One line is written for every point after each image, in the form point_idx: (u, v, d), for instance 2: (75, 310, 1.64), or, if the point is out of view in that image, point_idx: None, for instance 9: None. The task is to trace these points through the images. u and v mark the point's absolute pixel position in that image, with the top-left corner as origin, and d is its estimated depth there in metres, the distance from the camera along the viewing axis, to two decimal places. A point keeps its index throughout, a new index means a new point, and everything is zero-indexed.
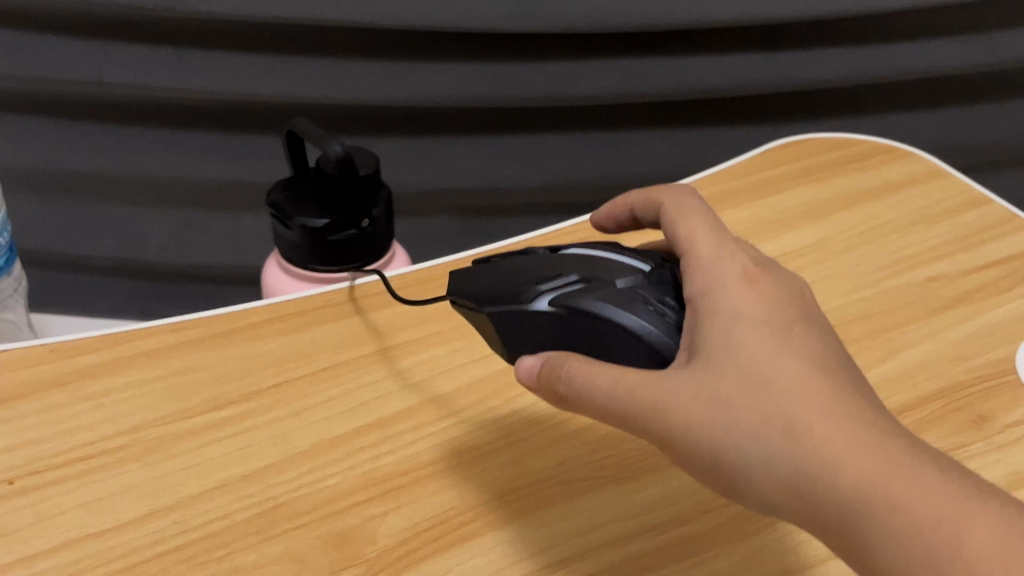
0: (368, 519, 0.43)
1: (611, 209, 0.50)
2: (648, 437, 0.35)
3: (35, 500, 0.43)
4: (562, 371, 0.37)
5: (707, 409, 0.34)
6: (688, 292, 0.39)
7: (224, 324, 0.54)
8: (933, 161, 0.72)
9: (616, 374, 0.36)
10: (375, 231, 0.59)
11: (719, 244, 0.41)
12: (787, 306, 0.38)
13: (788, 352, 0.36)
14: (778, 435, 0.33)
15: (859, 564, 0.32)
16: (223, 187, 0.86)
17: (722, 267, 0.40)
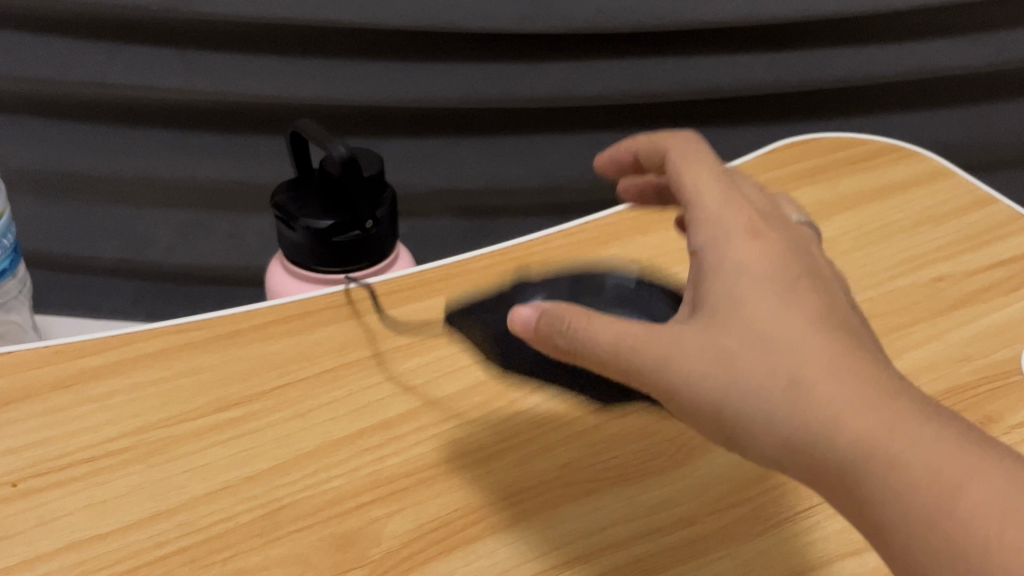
0: (372, 521, 0.42)
1: (614, 152, 0.51)
2: (654, 392, 0.36)
3: (39, 502, 0.43)
4: (564, 324, 0.37)
5: (714, 367, 0.35)
6: (693, 244, 0.39)
7: (228, 325, 0.54)
8: (938, 159, 0.72)
9: (622, 329, 0.37)
10: (378, 232, 0.59)
11: (724, 196, 0.41)
12: (793, 259, 0.38)
13: (794, 304, 0.36)
14: (781, 392, 0.33)
15: (860, 519, 0.33)
16: (227, 188, 0.86)
17: (726, 218, 0.40)
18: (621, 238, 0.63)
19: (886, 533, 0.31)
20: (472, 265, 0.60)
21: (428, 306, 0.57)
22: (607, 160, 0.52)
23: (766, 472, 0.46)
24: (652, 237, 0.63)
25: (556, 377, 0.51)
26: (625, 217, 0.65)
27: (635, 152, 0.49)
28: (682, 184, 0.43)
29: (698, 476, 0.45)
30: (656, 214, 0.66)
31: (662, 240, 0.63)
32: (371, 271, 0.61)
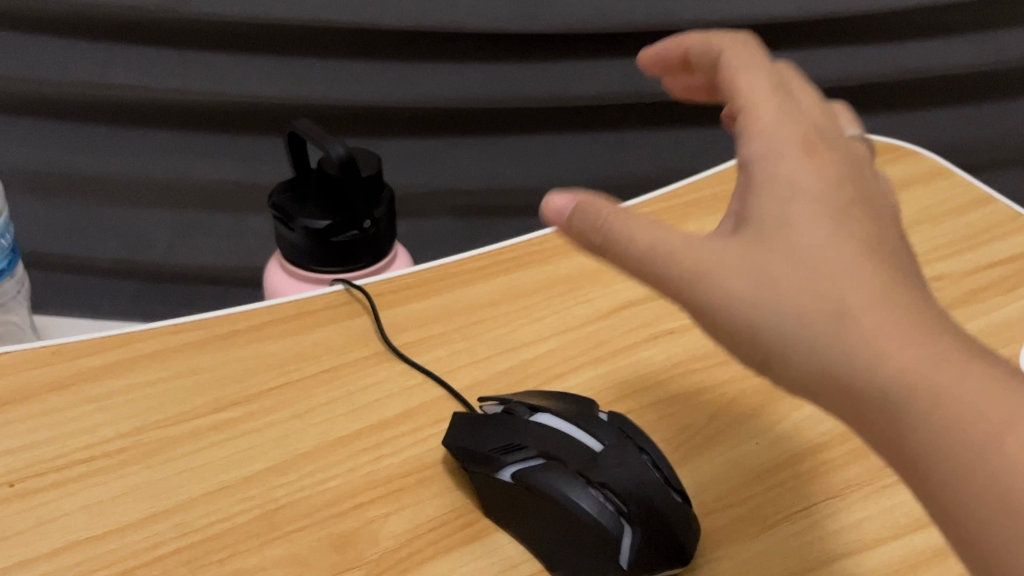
0: (369, 521, 0.42)
1: (665, 44, 0.49)
2: (683, 305, 0.34)
3: (37, 503, 0.43)
4: (598, 221, 0.35)
5: (752, 285, 0.32)
6: (744, 156, 0.37)
7: (226, 325, 0.54)
8: (937, 159, 0.72)
9: (658, 235, 0.34)
10: (378, 232, 0.59)
11: (780, 111, 0.38)
12: (846, 183, 0.36)
13: (844, 229, 0.34)
14: (822, 319, 0.31)
15: (894, 455, 0.31)
16: (226, 189, 0.86)
17: (781, 134, 0.37)
18: None
19: (921, 471, 0.30)
20: (471, 264, 0.60)
21: (425, 307, 0.56)
22: (655, 52, 0.49)
23: (765, 472, 0.46)
24: None
25: (555, 376, 0.51)
26: None
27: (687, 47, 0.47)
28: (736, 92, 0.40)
29: (696, 476, 0.45)
30: (655, 213, 0.65)
31: None
32: (369, 270, 0.61)
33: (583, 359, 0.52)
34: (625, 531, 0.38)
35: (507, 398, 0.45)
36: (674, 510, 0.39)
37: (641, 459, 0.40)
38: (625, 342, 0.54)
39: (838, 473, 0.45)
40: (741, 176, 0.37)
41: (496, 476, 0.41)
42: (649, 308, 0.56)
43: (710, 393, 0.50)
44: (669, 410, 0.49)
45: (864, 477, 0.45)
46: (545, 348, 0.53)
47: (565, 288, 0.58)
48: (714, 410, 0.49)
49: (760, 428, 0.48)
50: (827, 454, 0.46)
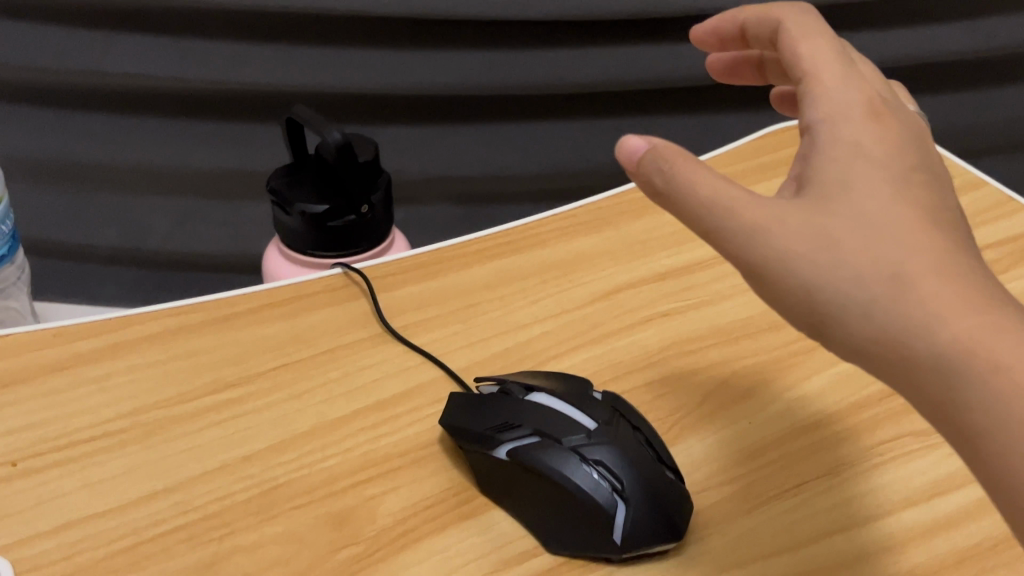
0: (367, 499, 0.43)
1: (715, 22, 0.48)
2: (735, 262, 0.33)
3: (38, 482, 0.43)
4: (666, 165, 0.34)
5: (814, 245, 0.31)
6: (808, 122, 0.36)
7: (225, 308, 0.55)
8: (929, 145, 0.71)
9: (722, 186, 0.33)
10: (375, 216, 0.60)
11: (846, 77, 0.37)
12: (907, 152, 0.35)
13: (904, 197, 0.33)
14: (885, 282, 0.31)
15: (945, 421, 0.31)
16: (223, 176, 0.87)
17: (846, 99, 0.36)
18: (616, 220, 0.64)
19: (974, 435, 0.30)
20: (468, 248, 0.60)
21: (421, 290, 0.57)
22: (705, 32, 0.49)
23: (758, 450, 0.46)
24: (646, 220, 0.63)
25: (550, 358, 0.52)
26: (619, 201, 0.66)
27: (740, 21, 0.45)
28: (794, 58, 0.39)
29: (688, 455, 0.46)
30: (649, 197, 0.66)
31: (656, 222, 0.63)
32: (366, 255, 0.61)
33: (577, 341, 0.53)
34: (619, 507, 0.39)
35: (502, 379, 0.46)
36: (667, 487, 0.40)
37: (634, 438, 0.41)
38: (620, 324, 0.54)
39: (829, 452, 0.46)
40: (802, 141, 0.36)
41: (492, 454, 0.41)
42: (643, 291, 0.57)
43: (703, 373, 0.51)
44: (663, 390, 0.49)
45: (855, 456, 0.46)
46: (540, 330, 0.54)
47: (561, 272, 0.59)
48: (707, 390, 0.50)
49: (753, 408, 0.49)
50: (818, 434, 0.47)
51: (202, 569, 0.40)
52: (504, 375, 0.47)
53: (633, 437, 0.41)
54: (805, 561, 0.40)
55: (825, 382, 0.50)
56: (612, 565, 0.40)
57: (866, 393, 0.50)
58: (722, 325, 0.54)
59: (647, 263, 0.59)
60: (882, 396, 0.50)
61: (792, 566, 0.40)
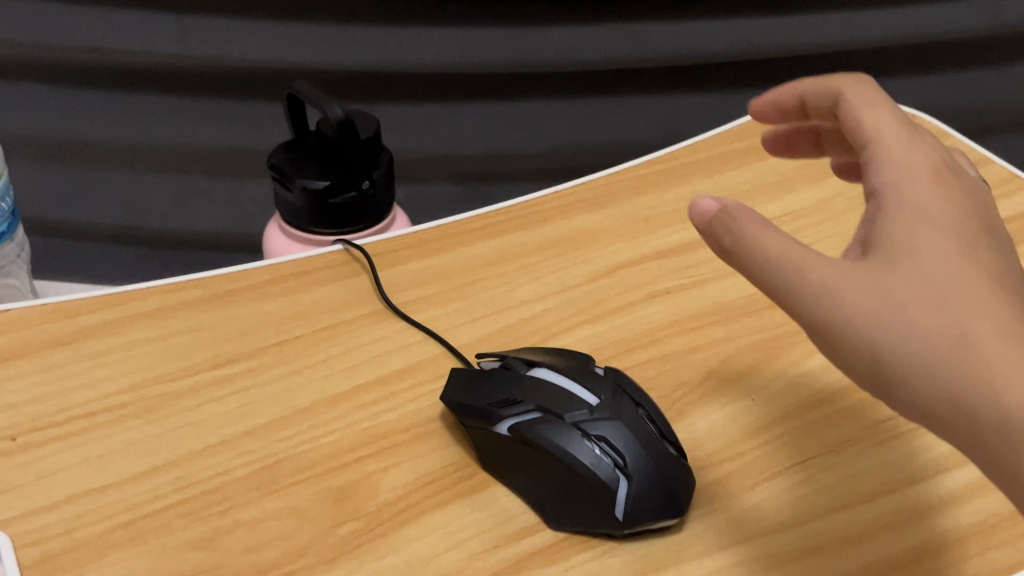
0: (367, 475, 0.43)
1: (776, 98, 0.46)
2: (800, 320, 0.33)
3: (38, 456, 0.43)
4: (732, 225, 0.34)
5: (878, 305, 0.31)
6: (872, 185, 0.36)
7: (225, 284, 0.54)
8: (934, 124, 0.70)
9: (789, 245, 0.33)
10: (376, 193, 0.59)
11: (907, 141, 0.37)
12: (972, 214, 0.35)
13: (969, 258, 0.33)
14: (947, 343, 0.31)
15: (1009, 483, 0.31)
16: (224, 154, 0.87)
17: (908, 164, 0.36)
18: (620, 197, 0.63)
19: None
20: (471, 225, 0.60)
21: (423, 267, 0.56)
22: (767, 108, 0.47)
23: (761, 426, 0.46)
24: (648, 197, 0.63)
25: (552, 335, 0.51)
26: (621, 178, 0.65)
27: (803, 93, 0.44)
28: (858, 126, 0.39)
29: (691, 431, 0.45)
30: (653, 174, 0.65)
31: (659, 200, 0.63)
32: (368, 232, 0.61)
33: (579, 319, 0.52)
34: (621, 483, 0.38)
35: (504, 355, 0.45)
36: (671, 463, 0.40)
37: (637, 413, 0.40)
38: (622, 301, 0.54)
39: (832, 429, 0.46)
40: (867, 203, 0.36)
41: (493, 429, 0.41)
42: (646, 268, 0.57)
43: (706, 349, 0.50)
44: (666, 366, 0.49)
45: (858, 433, 0.46)
46: (541, 307, 0.53)
47: (563, 249, 0.58)
48: (710, 366, 0.49)
49: (757, 384, 0.48)
50: (821, 412, 0.47)
51: (203, 543, 0.39)
52: (506, 351, 0.47)
53: (636, 413, 0.40)
54: (808, 538, 0.40)
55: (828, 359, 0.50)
56: (614, 542, 0.40)
57: None
58: (725, 301, 0.54)
59: (650, 240, 0.59)
60: None
61: (795, 543, 0.40)
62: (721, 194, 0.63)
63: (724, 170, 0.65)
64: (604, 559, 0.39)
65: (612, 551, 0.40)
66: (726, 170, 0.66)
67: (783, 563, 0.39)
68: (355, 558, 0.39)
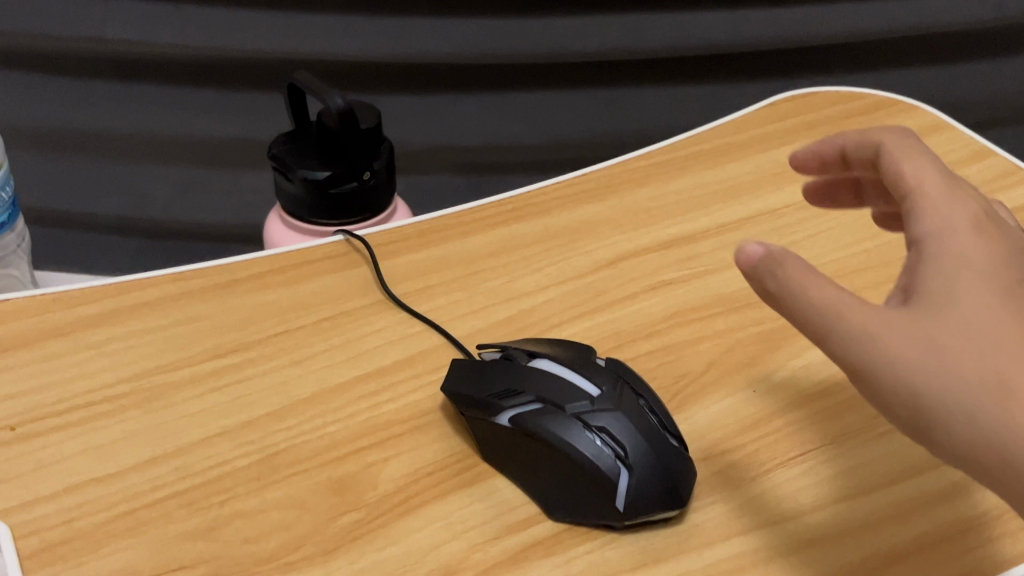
0: (368, 466, 0.43)
1: (815, 149, 0.45)
2: (843, 367, 0.33)
3: (38, 446, 0.43)
4: (777, 269, 0.34)
5: (919, 355, 0.31)
6: (914, 232, 0.35)
7: (225, 275, 0.54)
8: (936, 115, 0.70)
9: (833, 291, 0.33)
10: (377, 184, 0.59)
11: (949, 188, 0.36)
12: (1017, 262, 0.34)
13: (1013, 308, 0.32)
14: (988, 395, 0.30)
15: None
16: (226, 144, 0.87)
17: (952, 211, 0.35)
18: (621, 188, 0.63)
19: None
20: (472, 215, 0.60)
21: (423, 258, 0.56)
22: (805, 160, 0.46)
23: (763, 418, 0.46)
24: (650, 188, 0.63)
25: (553, 326, 0.51)
26: (623, 169, 0.65)
27: (843, 145, 0.43)
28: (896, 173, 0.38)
29: (692, 423, 0.45)
30: (654, 165, 0.65)
31: (660, 191, 0.62)
32: (370, 223, 0.61)
33: (580, 310, 0.52)
34: (622, 474, 0.38)
35: (504, 346, 0.45)
36: (672, 454, 0.39)
37: (638, 405, 0.40)
38: (623, 292, 0.54)
39: (834, 421, 0.46)
40: (909, 250, 0.35)
41: (494, 420, 0.41)
42: (647, 260, 0.56)
43: (708, 341, 0.50)
44: (667, 358, 0.49)
45: (860, 425, 0.45)
46: (542, 298, 0.53)
47: (564, 240, 0.58)
48: (712, 357, 0.49)
49: (758, 376, 0.48)
50: (823, 403, 0.47)
51: (203, 533, 0.39)
52: (507, 342, 0.46)
53: (636, 404, 0.40)
54: (809, 529, 0.40)
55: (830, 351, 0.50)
56: (614, 532, 0.40)
57: None
58: (727, 293, 0.54)
59: (651, 232, 0.59)
60: None
61: (795, 534, 0.40)
62: (722, 185, 0.63)
63: (726, 162, 0.65)
64: (604, 550, 0.39)
65: (612, 543, 0.40)
66: (728, 161, 0.65)
67: (785, 554, 0.39)
68: (355, 548, 0.39)
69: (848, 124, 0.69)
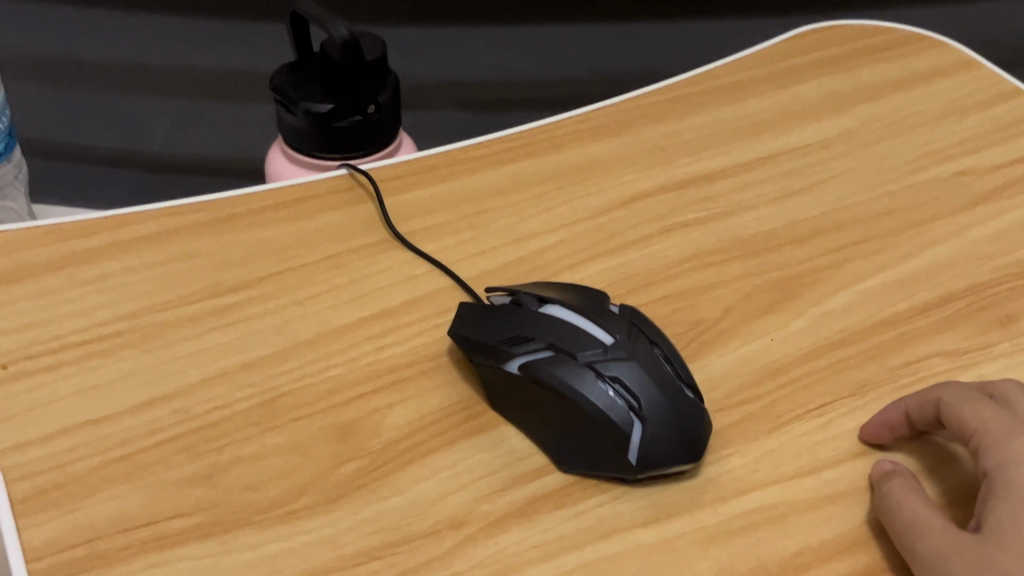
0: (373, 411, 0.41)
1: (882, 424, 0.40)
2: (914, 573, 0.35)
3: (30, 385, 0.41)
4: (886, 483, 0.37)
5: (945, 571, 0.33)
6: (985, 467, 0.36)
7: (225, 209, 0.52)
8: (963, 51, 0.67)
9: (912, 506, 0.35)
10: (382, 117, 0.57)
11: (1015, 426, 0.37)
12: None
13: None
14: None
15: None
16: (226, 76, 0.86)
17: (1016, 444, 0.36)
18: (636, 124, 0.61)
19: None
20: (481, 150, 0.58)
21: (430, 195, 0.54)
22: (878, 431, 0.40)
23: (782, 366, 0.44)
24: (666, 125, 0.61)
25: (564, 269, 0.49)
26: (639, 103, 0.63)
27: (906, 408, 0.40)
28: (954, 409, 0.38)
29: (707, 372, 0.44)
30: (670, 101, 0.63)
31: (676, 128, 0.60)
32: (376, 158, 0.59)
33: (592, 252, 0.51)
34: (635, 426, 0.37)
35: (514, 290, 0.44)
36: (688, 406, 0.38)
37: (653, 354, 0.39)
38: (638, 234, 0.52)
39: (855, 371, 0.44)
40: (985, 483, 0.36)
41: (503, 367, 0.39)
42: (662, 200, 0.54)
43: (725, 286, 0.48)
44: (682, 304, 0.47)
45: (882, 375, 0.44)
46: (553, 240, 0.51)
47: (576, 178, 0.56)
48: (728, 304, 0.47)
49: (777, 323, 0.46)
50: (843, 353, 0.45)
51: (201, 480, 0.38)
52: (516, 285, 0.45)
53: (650, 354, 0.39)
54: (826, 485, 0.39)
55: (852, 297, 0.48)
56: (627, 485, 0.39)
57: (896, 308, 0.47)
58: (744, 236, 0.52)
59: (666, 170, 0.57)
60: (912, 313, 0.47)
61: (813, 490, 0.39)
62: (741, 123, 0.61)
63: (745, 98, 0.63)
64: (615, 504, 0.38)
65: (624, 496, 0.38)
66: (746, 98, 0.63)
67: (803, 511, 0.38)
68: (358, 498, 0.38)
69: (871, 62, 0.67)
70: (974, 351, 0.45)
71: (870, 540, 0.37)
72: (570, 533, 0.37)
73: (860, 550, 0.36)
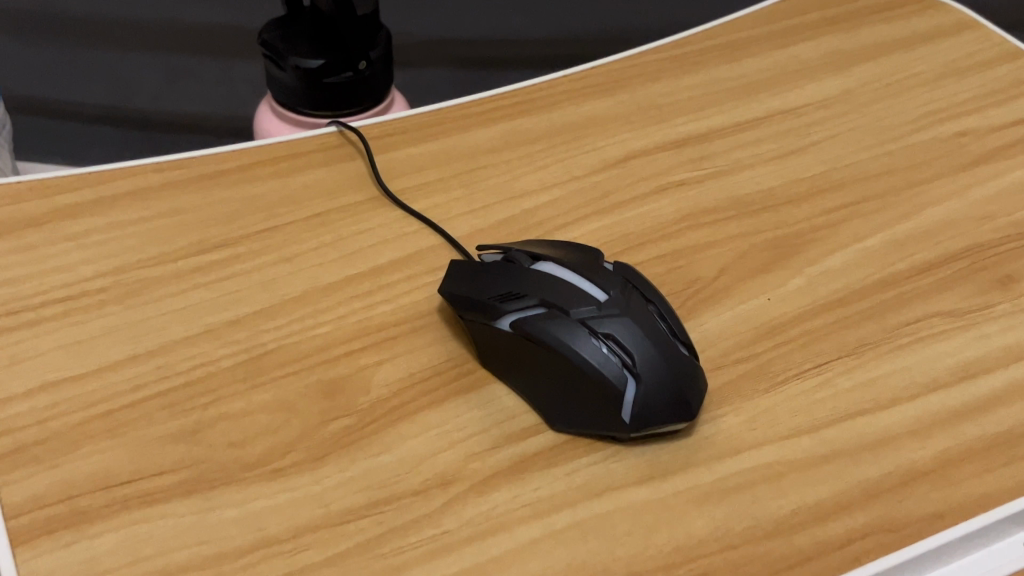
0: (362, 368, 0.41)
1: None
2: None
3: (11, 340, 0.41)
4: None
5: None
6: None
7: (212, 164, 0.51)
8: (963, 12, 0.66)
9: None
10: (373, 75, 0.56)
11: None
12: None
13: None
14: None
15: None
16: (215, 32, 0.86)
17: None
18: (631, 83, 0.60)
19: None
20: (474, 108, 0.57)
21: (421, 152, 0.53)
22: None
23: (778, 326, 0.43)
24: (662, 84, 0.60)
25: (557, 228, 0.49)
26: (635, 61, 0.61)
27: None
28: None
29: (702, 331, 0.43)
30: (666, 59, 0.62)
31: (672, 87, 0.59)
32: (366, 115, 0.58)
33: (586, 211, 0.50)
34: (629, 384, 0.36)
35: (506, 247, 0.43)
36: (683, 364, 0.37)
37: (647, 312, 0.38)
38: (632, 193, 0.51)
39: (852, 331, 0.43)
40: None
41: (494, 324, 0.39)
42: (657, 159, 0.54)
43: (721, 245, 0.48)
44: (677, 263, 0.46)
45: (879, 335, 0.43)
46: (546, 198, 0.50)
47: (569, 136, 0.55)
48: (725, 263, 0.47)
49: (774, 282, 0.46)
50: (841, 312, 0.44)
51: (185, 436, 0.37)
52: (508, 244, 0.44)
53: (645, 311, 0.38)
54: (823, 444, 0.38)
55: (850, 257, 0.47)
56: (619, 444, 0.38)
57: (894, 268, 0.46)
58: (741, 196, 0.51)
59: (661, 129, 0.56)
60: (910, 273, 0.46)
61: (810, 450, 0.38)
62: (738, 82, 0.60)
63: (742, 57, 0.62)
64: (607, 463, 0.37)
65: (616, 455, 0.38)
66: (744, 57, 0.62)
67: (798, 471, 0.37)
68: (345, 455, 0.37)
69: (871, 23, 0.66)
70: (972, 311, 0.44)
71: (865, 502, 0.36)
72: (562, 491, 0.36)
73: (856, 510, 0.36)
